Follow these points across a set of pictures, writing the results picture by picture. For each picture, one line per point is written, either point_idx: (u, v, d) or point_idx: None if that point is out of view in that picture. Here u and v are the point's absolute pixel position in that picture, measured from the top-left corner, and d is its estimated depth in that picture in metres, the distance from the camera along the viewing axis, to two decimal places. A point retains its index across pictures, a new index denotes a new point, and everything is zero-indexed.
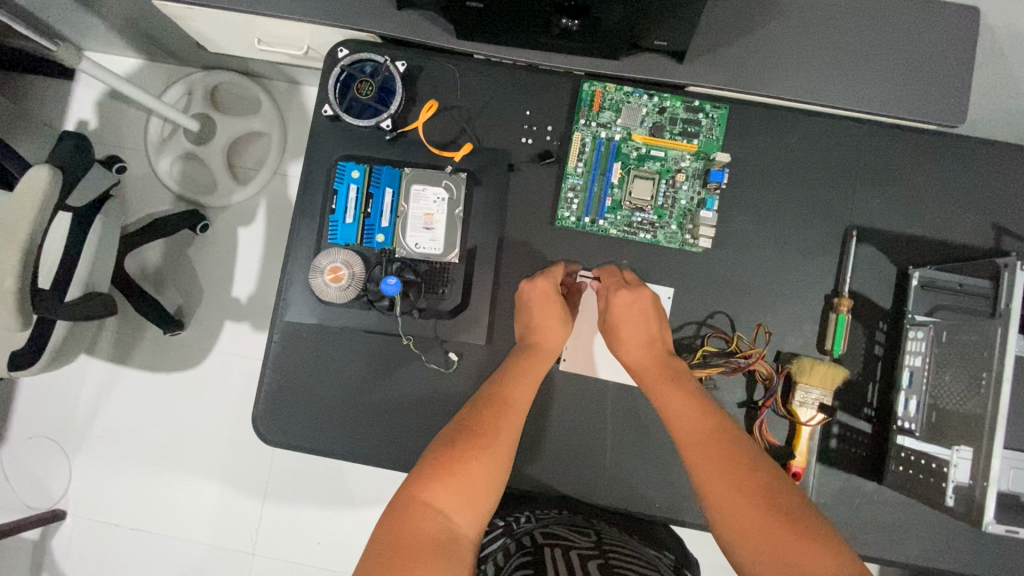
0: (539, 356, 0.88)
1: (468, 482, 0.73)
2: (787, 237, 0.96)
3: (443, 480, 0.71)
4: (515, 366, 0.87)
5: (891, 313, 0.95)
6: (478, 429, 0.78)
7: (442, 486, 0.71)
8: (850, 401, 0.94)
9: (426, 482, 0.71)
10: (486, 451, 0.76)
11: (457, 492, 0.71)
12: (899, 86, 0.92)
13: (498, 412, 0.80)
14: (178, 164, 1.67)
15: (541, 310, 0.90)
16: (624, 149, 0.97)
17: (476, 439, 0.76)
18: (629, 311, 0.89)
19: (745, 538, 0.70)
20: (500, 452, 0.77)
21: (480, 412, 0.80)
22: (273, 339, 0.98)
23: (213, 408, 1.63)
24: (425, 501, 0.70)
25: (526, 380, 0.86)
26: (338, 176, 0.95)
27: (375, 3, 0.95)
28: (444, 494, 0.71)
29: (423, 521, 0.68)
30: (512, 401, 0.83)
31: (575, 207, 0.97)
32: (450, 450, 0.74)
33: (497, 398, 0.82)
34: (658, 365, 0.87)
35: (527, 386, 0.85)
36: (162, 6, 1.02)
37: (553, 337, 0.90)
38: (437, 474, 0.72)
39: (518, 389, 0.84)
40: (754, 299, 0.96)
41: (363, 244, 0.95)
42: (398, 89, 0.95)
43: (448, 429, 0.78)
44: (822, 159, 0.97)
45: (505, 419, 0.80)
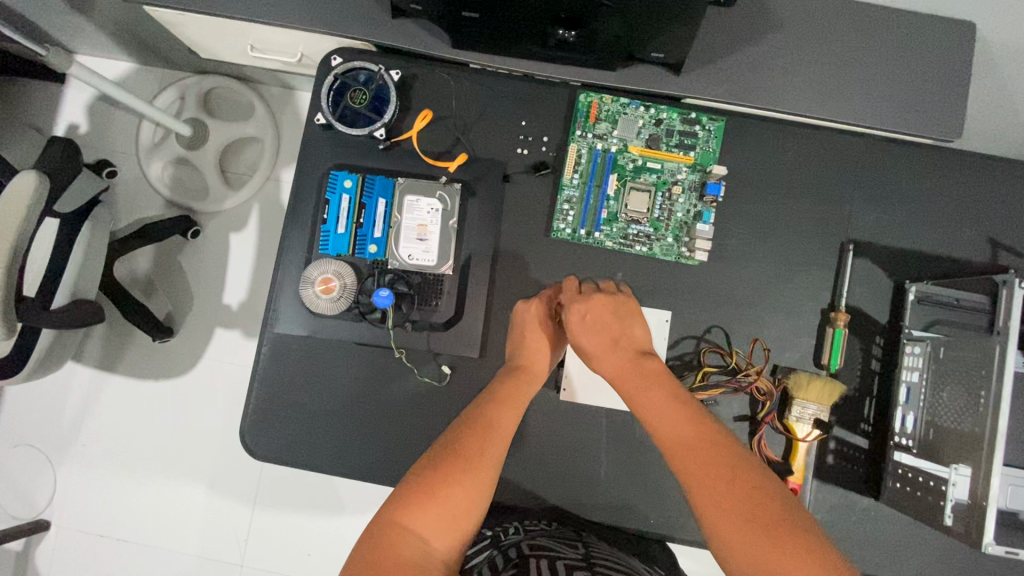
0: (526, 377, 0.85)
1: (450, 508, 0.69)
2: (784, 250, 0.96)
3: (422, 504, 0.68)
4: (502, 387, 0.83)
5: (888, 327, 0.94)
6: (461, 448, 0.73)
7: (421, 511, 0.67)
8: (847, 417, 0.93)
9: (406, 506, 0.67)
10: (469, 475, 0.71)
11: (438, 518, 0.68)
12: (896, 99, 0.92)
13: (485, 434, 0.76)
14: (169, 169, 1.65)
15: (532, 334, 0.88)
16: (620, 161, 0.96)
17: (459, 461, 0.72)
18: (589, 317, 0.85)
19: (735, 550, 0.63)
20: (484, 476, 0.72)
21: (465, 433, 0.75)
22: (262, 351, 0.96)
23: (202, 416, 1.60)
24: (402, 526, 0.66)
25: (512, 402, 0.81)
26: (330, 186, 0.94)
27: (370, 11, 0.94)
28: (424, 519, 0.67)
29: (399, 547, 0.65)
30: (498, 422, 0.78)
31: (571, 219, 0.96)
32: (433, 474, 0.70)
33: (483, 419, 0.77)
34: (629, 367, 0.83)
35: (515, 408, 0.81)
36: (153, 12, 1.01)
37: (543, 358, 0.88)
38: (417, 497, 0.68)
39: (505, 411, 0.80)
40: (751, 313, 0.95)
41: (355, 254, 0.93)
42: (392, 97, 0.94)
43: (432, 449, 0.74)
44: (818, 172, 0.96)
45: (491, 440, 0.75)
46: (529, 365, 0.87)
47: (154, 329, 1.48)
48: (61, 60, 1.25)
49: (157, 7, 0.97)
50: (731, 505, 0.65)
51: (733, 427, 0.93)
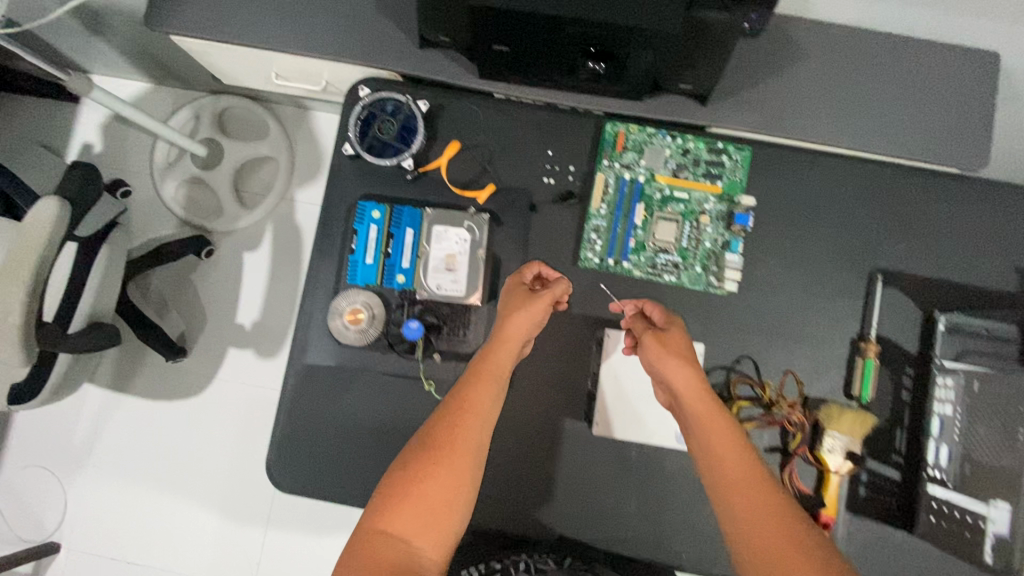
0: (499, 348, 0.81)
1: (428, 504, 0.70)
2: (814, 278, 0.95)
3: (396, 504, 0.70)
4: (473, 367, 0.81)
5: (918, 357, 0.93)
6: (434, 443, 0.73)
7: (396, 510, 0.69)
8: (879, 448, 0.92)
9: (382, 510, 0.70)
10: (442, 468, 0.72)
11: (414, 516, 0.69)
12: (916, 129, 0.94)
13: (457, 419, 0.75)
14: (183, 189, 1.66)
15: (507, 305, 0.85)
16: (647, 191, 0.95)
17: (433, 456, 0.72)
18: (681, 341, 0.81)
19: None
20: (456, 468, 0.72)
21: (435, 423, 0.75)
22: (287, 380, 0.95)
23: (216, 435, 1.59)
24: (383, 529, 0.69)
25: (485, 379, 0.79)
26: (358, 216, 0.94)
27: (397, 43, 0.96)
28: (398, 520, 0.69)
29: (382, 547, 0.67)
30: (468, 406, 0.76)
31: (599, 248, 0.95)
32: (407, 473, 0.71)
33: (454, 405, 0.76)
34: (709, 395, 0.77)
35: (487, 385, 0.78)
36: (178, 42, 1.01)
37: (516, 325, 0.82)
38: (390, 499, 0.70)
39: (478, 389, 0.78)
40: (781, 343, 0.94)
41: (383, 284, 0.93)
42: (420, 127, 0.95)
43: (409, 445, 0.75)
44: (845, 200, 0.96)
45: (460, 427, 0.74)
46: (502, 334, 0.82)
47: (167, 348, 1.48)
48: (82, 85, 1.23)
49: (183, 38, 0.98)
50: (792, 550, 0.66)
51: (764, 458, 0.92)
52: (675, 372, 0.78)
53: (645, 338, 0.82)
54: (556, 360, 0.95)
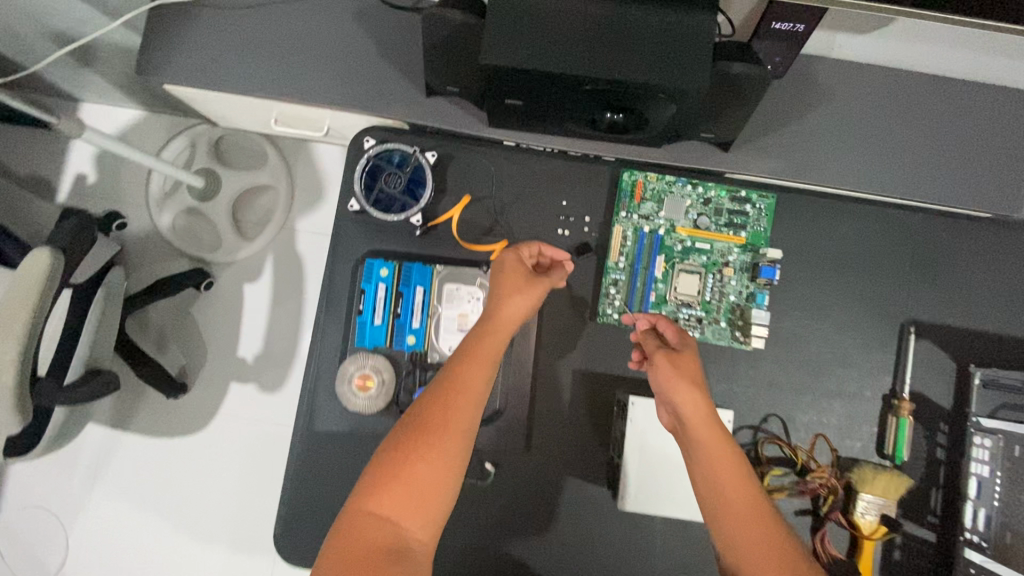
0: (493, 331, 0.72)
1: (416, 485, 0.61)
2: (843, 331, 0.91)
3: (384, 490, 0.61)
4: (467, 346, 0.71)
5: (953, 413, 0.89)
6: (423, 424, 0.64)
7: (381, 491, 0.61)
8: (913, 509, 0.88)
9: (368, 494, 0.61)
10: (433, 449, 0.63)
11: (404, 501, 0.61)
12: (949, 173, 0.90)
13: (448, 398, 0.66)
14: (181, 220, 1.62)
15: (502, 282, 0.76)
16: (667, 242, 0.91)
17: (421, 436, 0.63)
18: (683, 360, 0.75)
19: None
20: (446, 448, 0.63)
21: (423, 403, 0.66)
22: (294, 446, 0.91)
23: (221, 473, 1.55)
24: (369, 515, 0.60)
25: (480, 358, 0.69)
26: (365, 274, 0.89)
27: (404, 91, 0.91)
28: (387, 507, 0.60)
29: (365, 532, 0.59)
30: (460, 383, 0.66)
31: (618, 303, 0.91)
32: (394, 455, 0.62)
33: (444, 384, 0.66)
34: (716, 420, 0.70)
35: (484, 366, 0.69)
36: (173, 89, 0.96)
37: (511, 305, 0.74)
38: (377, 483, 0.61)
39: (473, 367, 0.68)
40: (809, 399, 0.90)
41: (393, 346, 0.89)
42: (428, 180, 0.91)
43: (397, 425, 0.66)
44: (875, 247, 0.92)
45: (451, 406, 0.65)
46: (499, 315, 0.73)
47: (167, 387, 1.47)
48: (73, 127, 1.18)
49: (180, 88, 0.94)
50: None
51: (794, 521, 0.88)
52: (684, 395, 0.71)
53: (657, 357, 0.75)
54: (574, 422, 0.91)
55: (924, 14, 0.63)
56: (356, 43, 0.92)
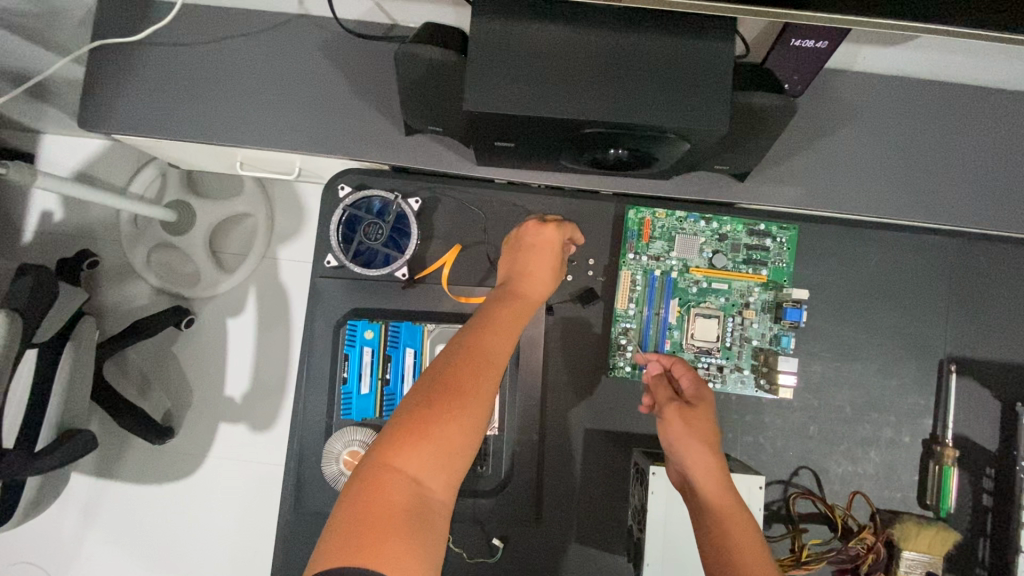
0: (522, 305, 0.67)
1: (446, 443, 0.53)
2: (876, 373, 0.83)
3: (415, 439, 0.52)
4: (491, 313, 0.64)
5: (1001, 457, 0.82)
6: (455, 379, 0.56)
7: (410, 444, 0.52)
8: (960, 562, 0.81)
9: (394, 442, 0.52)
10: (464, 406, 0.54)
11: (432, 456, 0.52)
12: (991, 194, 0.81)
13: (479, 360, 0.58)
14: (155, 254, 1.42)
15: (531, 258, 0.71)
16: (680, 284, 0.83)
17: (453, 390, 0.55)
18: (696, 423, 0.68)
19: None
20: (480, 406, 0.55)
21: (455, 356, 0.58)
22: (282, 528, 0.83)
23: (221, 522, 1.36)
24: (392, 465, 0.51)
25: (510, 327, 0.63)
26: (348, 338, 0.80)
27: (381, 131, 0.82)
28: (416, 457, 0.52)
29: (387, 489, 0.50)
30: (490, 346, 0.60)
31: (631, 354, 0.83)
32: (423, 408, 0.54)
33: (469, 344, 0.59)
34: (727, 483, 0.64)
35: (510, 333, 0.62)
36: (125, 138, 0.87)
37: (539, 286, 0.70)
38: (405, 431, 0.53)
39: (501, 333, 0.62)
40: (843, 449, 0.83)
41: (383, 417, 0.80)
42: (412, 228, 0.82)
43: (426, 371, 0.58)
44: (907, 279, 0.84)
45: (483, 366, 0.58)
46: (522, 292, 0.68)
47: (152, 433, 1.25)
48: (25, 174, 1.00)
49: (129, 136, 0.86)
50: None
51: None
52: (692, 459, 0.65)
53: (668, 411, 0.69)
54: (587, 486, 0.83)
55: (991, 40, 0.53)
56: (324, 79, 0.82)
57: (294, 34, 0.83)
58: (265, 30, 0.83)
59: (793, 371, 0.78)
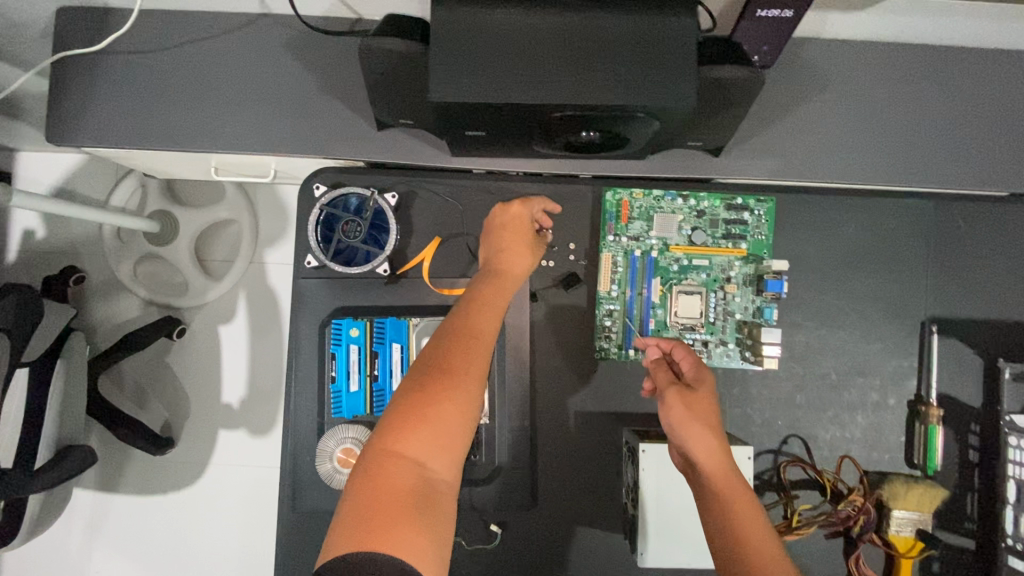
0: (506, 282, 0.67)
1: (444, 425, 0.53)
2: (859, 339, 0.84)
3: (413, 424, 0.52)
4: (477, 292, 0.64)
5: (984, 414, 0.83)
6: (448, 361, 0.56)
7: (410, 429, 0.52)
8: (949, 519, 0.83)
9: (393, 430, 0.52)
10: (460, 385, 0.54)
11: (433, 437, 0.52)
12: (964, 154, 0.81)
13: (470, 340, 0.58)
14: (142, 266, 1.40)
15: (509, 238, 0.72)
16: (661, 263, 0.83)
17: (446, 372, 0.55)
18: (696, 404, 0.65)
19: None
20: (474, 385, 0.55)
21: (445, 339, 0.58)
22: (281, 528, 0.84)
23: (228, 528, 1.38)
24: (393, 452, 0.51)
25: (496, 305, 0.63)
26: (334, 337, 0.81)
27: (353, 127, 0.81)
28: (416, 442, 0.52)
29: (392, 475, 0.50)
30: (477, 327, 0.59)
31: (616, 336, 0.84)
32: (418, 393, 0.54)
33: (459, 326, 0.59)
34: (734, 469, 0.63)
35: (499, 310, 0.62)
36: (96, 150, 0.86)
37: (522, 261, 0.70)
38: (403, 417, 0.53)
39: (489, 309, 0.61)
40: (831, 415, 0.84)
41: (374, 413, 0.81)
42: (391, 224, 0.81)
43: (418, 356, 0.57)
44: (886, 244, 0.85)
45: (471, 348, 0.57)
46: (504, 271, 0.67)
47: (150, 443, 1.23)
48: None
49: (100, 148, 0.85)
50: None
51: (824, 546, 0.83)
52: (696, 441, 0.63)
53: (669, 396, 0.66)
54: (581, 468, 0.84)
55: None
56: (293, 78, 0.81)
57: (258, 35, 0.82)
58: (229, 32, 0.82)
59: (777, 342, 0.79)
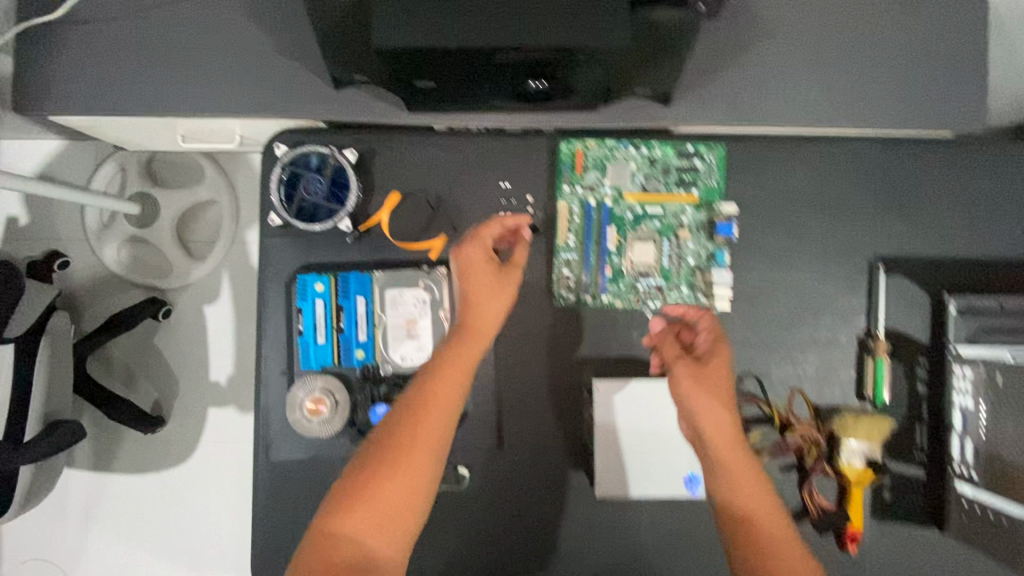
0: (473, 338, 0.72)
1: (385, 507, 0.61)
2: (809, 279, 0.87)
3: (357, 503, 0.61)
4: (438, 358, 0.71)
5: (931, 347, 0.86)
6: (395, 440, 0.64)
7: (352, 509, 0.61)
8: (899, 449, 0.86)
9: (340, 511, 0.61)
10: (402, 466, 0.63)
11: (374, 515, 0.61)
12: (905, 96, 0.84)
13: (418, 416, 0.65)
14: (126, 249, 1.42)
15: (475, 283, 0.75)
16: (617, 212, 0.86)
17: (392, 453, 0.63)
18: (711, 378, 0.73)
19: None
20: (416, 470, 0.63)
21: (394, 417, 0.66)
22: (257, 482, 0.87)
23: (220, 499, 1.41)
24: (337, 529, 0.60)
25: (456, 371, 0.69)
26: (300, 293, 0.83)
27: (311, 88, 0.83)
28: (357, 518, 0.61)
29: (334, 549, 0.59)
30: (433, 397, 0.67)
31: (574, 284, 0.86)
32: (363, 474, 0.63)
33: (413, 401, 0.66)
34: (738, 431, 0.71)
35: (460, 374, 0.69)
36: (64, 120, 0.88)
37: (492, 304, 0.74)
38: (348, 496, 0.62)
39: (445, 378, 0.68)
40: (784, 354, 0.87)
41: (342, 364, 0.84)
42: (352, 181, 0.83)
43: (373, 433, 0.66)
44: (834, 187, 0.87)
45: (424, 419, 0.65)
46: (474, 325, 0.73)
47: (137, 421, 1.25)
48: None
49: (67, 118, 0.87)
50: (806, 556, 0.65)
51: (781, 480, 0.86)
52: (706, 412, 0.71)
53: (679, 368, 0.74)
54: (546, 413, 0.87)
55: None
56: (250, 41, 0.83)
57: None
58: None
59: None
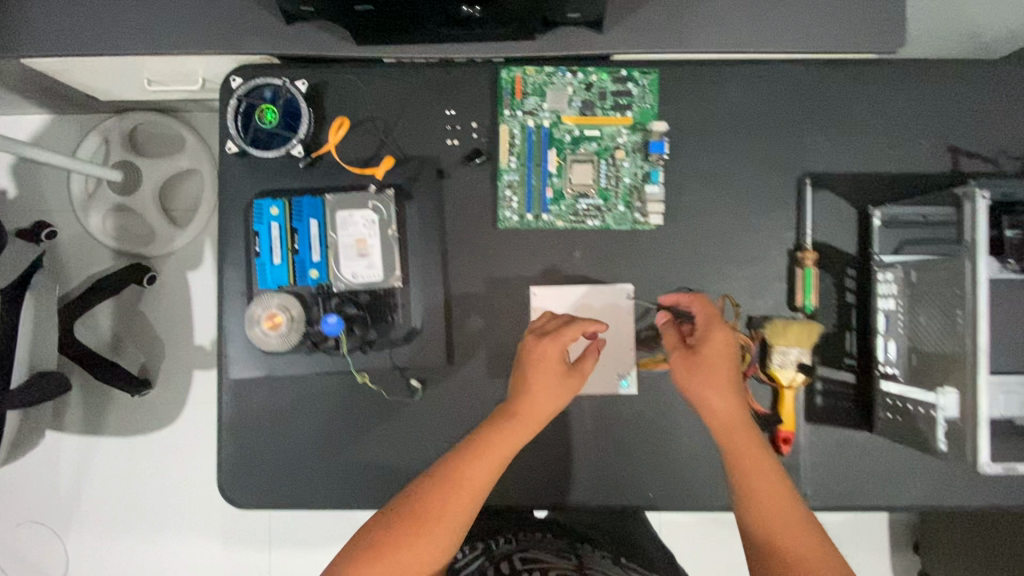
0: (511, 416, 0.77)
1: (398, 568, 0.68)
2: (741, 195, 0.91)
3: (373, 563, 0.68)
4: (476, 438, 0.76)
5: (858, 257, 0.91)
6: (417, 509, 0.71)
7: (367, 563, 0.68)
8: (830, 355, 0.91)
9: (358, 561, 0.68)
10: (420, 536, 0.69)
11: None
12: (828, 15, 0.87)
13: (444, 492, 0.72)
14: (111, 218, 1.43)
15: (535, 374, 0.79)
16: (556, 135, 0.91)
17: (413, 519, 0.70)
18: (708, 358, 0.78)
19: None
20: (434, 542, 0.69)
21: (422, 486, 0.73)
22: (223, 400, 0.92)
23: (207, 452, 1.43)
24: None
25: (488, 454, 0.74)
26: (256, 217, 0.88)
27: (263, 22, 0.88)
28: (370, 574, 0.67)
29: None
30: (467, 478, 0.73)
31: (517, 205, 0.91)
32: (385, 532, 0.69)
33: (448, 475, 0.73)
34: (740, 417, 0.77)
35: (493, 465, 0.74)
36: (34, 63, 0.94)
37: (543, 399, 0.78)
38: (368, 553, 0.68)
39: (477, 461, 0.73)
40: (718, 267, 0.91)
41: (297, 283, 0.88)
42: (302, 110, 0.88)
43: (400, 495, 0.73)
44: (762, 107, 0.91)
45: (453, 498, 0.71)
46: (527, 411, 0.77)
47: (127, 383, 1.28)
48: None
49: (37, 60, 0.91)
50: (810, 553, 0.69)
51: None
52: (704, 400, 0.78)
53: (675, 357, 0.80)
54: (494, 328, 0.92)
55: None
56: None
57: None
58: None
59: None
